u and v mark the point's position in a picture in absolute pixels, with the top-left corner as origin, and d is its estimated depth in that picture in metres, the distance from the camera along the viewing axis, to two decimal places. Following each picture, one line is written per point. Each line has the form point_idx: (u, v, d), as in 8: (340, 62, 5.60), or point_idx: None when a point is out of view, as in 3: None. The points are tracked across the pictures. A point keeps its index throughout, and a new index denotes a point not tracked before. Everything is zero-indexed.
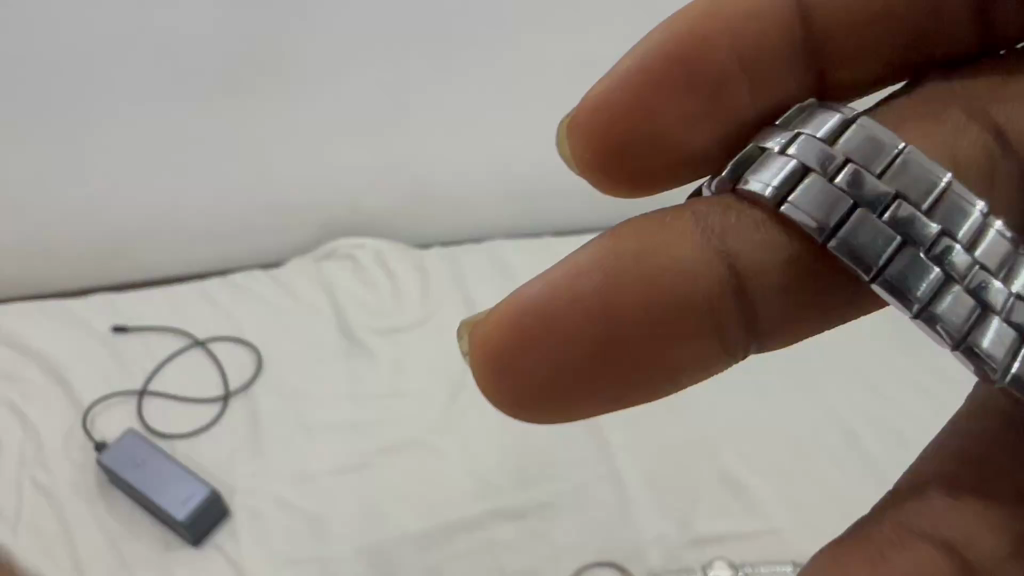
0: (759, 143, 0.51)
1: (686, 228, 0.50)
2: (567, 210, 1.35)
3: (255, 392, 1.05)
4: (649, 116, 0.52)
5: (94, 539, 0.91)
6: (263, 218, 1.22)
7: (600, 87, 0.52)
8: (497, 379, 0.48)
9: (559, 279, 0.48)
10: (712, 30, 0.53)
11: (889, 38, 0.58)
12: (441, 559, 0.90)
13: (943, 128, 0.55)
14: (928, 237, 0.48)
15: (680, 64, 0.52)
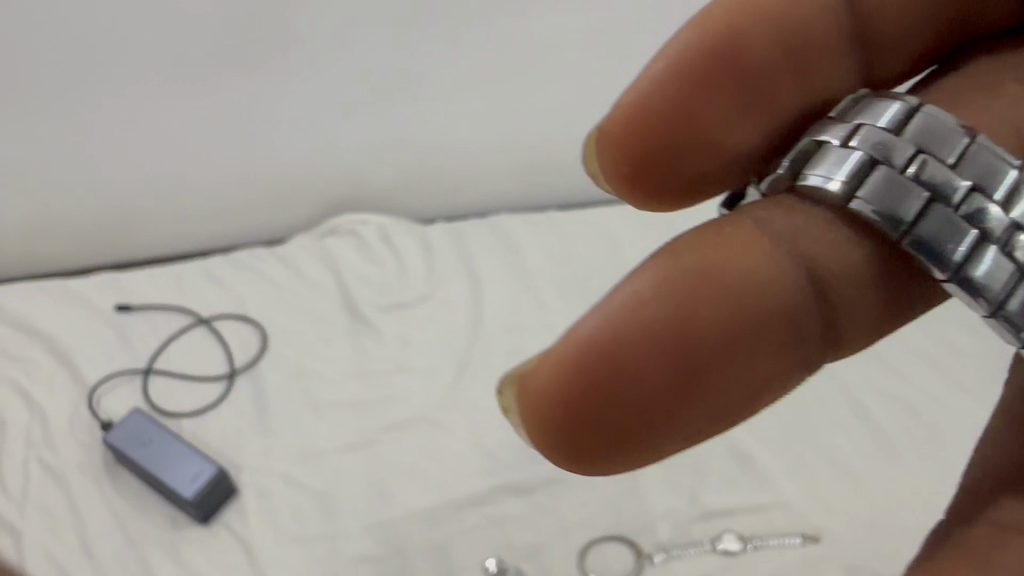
0: (815, 138, 0.49)
1: (744, 242, 0.46)
2: (570, 182, 1.34)
3: (261, 369, 1.05)
4: (689, 117, 0.49)
5: (102, 518, 0.91)
6: (265, 194, 1.22)
7: (634, 89, 0.49)
8: (569, 430, 0.41)
9: (621, 307, 0.43)
10: (753, 27, 0.50)
11: (921, 29, 0.56)
12: (451, 535, 0.90)
13: (996, 111, 0.53)
14: (1001, 230, 0.46)
15: (717, 61, 0.49)
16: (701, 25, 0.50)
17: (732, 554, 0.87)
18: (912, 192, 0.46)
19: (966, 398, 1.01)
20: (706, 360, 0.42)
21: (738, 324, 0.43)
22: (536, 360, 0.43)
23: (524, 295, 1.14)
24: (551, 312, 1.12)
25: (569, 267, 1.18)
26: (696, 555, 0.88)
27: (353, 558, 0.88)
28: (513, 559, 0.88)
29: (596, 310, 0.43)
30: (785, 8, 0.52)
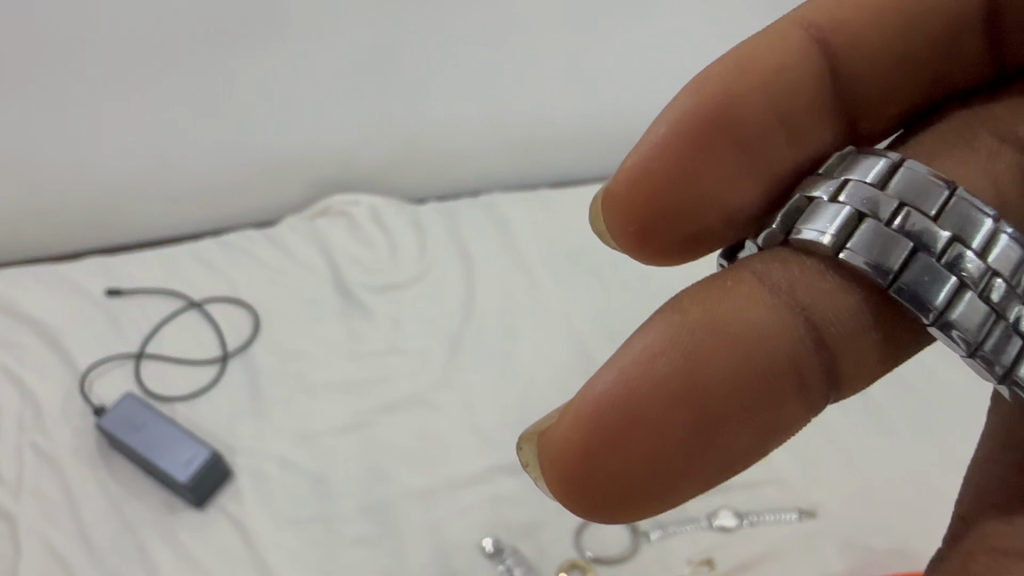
0: (805, 194, 0.50)
1: (750, 292, 0.47)
2: (561, 159, 1.34)
3: (254, 352, 1.04)
4: (690, 182, 0.51)
5: (97, 503, 0.91)
6: (255, 176, 1.21)
7: (635, 158, 0.52)
8: (587, 484, 0.44)
9: (630, 368, 0.45)
10: (746, 93, 0.52)
11: (908, 80, 0.57)
12: (447, 515, 0.90)
13: (976, 158, 0.54)
14: (980, 277, 0.46)
15: (714, 126, 0.51)
16: (697, 93, 0.52)
17: (727, 529, 0.88)
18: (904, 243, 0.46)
19: (959, 371, 1.02)
20: (713, 413, 0.44)
21: (742, 378, 0.45)
22: (558, 417, 0.46)
23: (517, 275, 1.14)
24: (545, 291, 1.12)
25: (562, 245, 1.17)
26: (692, 530, 0.88)
27: (350, 539, 0.88)
28: (510, 536, 0.88)
29: (612, 366, 0.46)
30: (777, 71, 0.53)
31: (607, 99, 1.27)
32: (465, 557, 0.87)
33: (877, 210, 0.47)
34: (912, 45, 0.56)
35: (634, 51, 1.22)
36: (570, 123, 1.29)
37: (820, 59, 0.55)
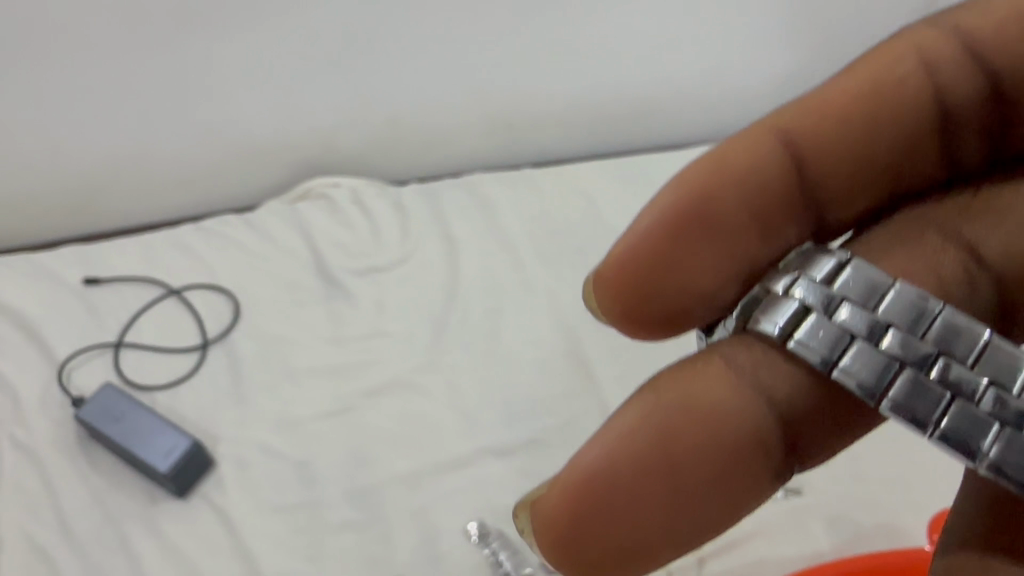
0: (763, 285, 0.50)
1: (720, 370, 0.48)
2: (545, 138, 1.32)
3: (235, 339, 1.03)
4: (673, 277, 0.49)
5: (78, 495, 0.90)
6: (234, 160, 1.19)
7: (617, 250, 0.50)
8: (573, 555, 0.43)
9: (614, 441, 0.45)
10: (723, 184, 0.51)
11: (871, 179, 0.55)
12: (432, 499, 0.89)
13: (923, 256, 0.53)
14: (927, 360, 0.47)
15: (696, 222, 0.50)
16: (678, 187, 0.51)
17: None
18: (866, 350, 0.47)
19: None
20: (694, 487, 0.44)
21: (714, 456, 0.45)
22: (543, 489, 0.45)
23: (501, 255, 1.12)
24: (528, 272, 1.11)
25: (545, 225, 1.16)
26: None
27: (335, 525, 0.87)
28: (496, 519, 0.88)
29: (596, 441, 0.45)
30: (754, 164, 0.52)
31: (590, 76, 1.25)
32: (451, 540, 0.86)
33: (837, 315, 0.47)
34: (878, 147, 0.54)
35: (617, 27, 1.20)
36: (552, 102, 1.27)
37: (794, 156, 0.53)
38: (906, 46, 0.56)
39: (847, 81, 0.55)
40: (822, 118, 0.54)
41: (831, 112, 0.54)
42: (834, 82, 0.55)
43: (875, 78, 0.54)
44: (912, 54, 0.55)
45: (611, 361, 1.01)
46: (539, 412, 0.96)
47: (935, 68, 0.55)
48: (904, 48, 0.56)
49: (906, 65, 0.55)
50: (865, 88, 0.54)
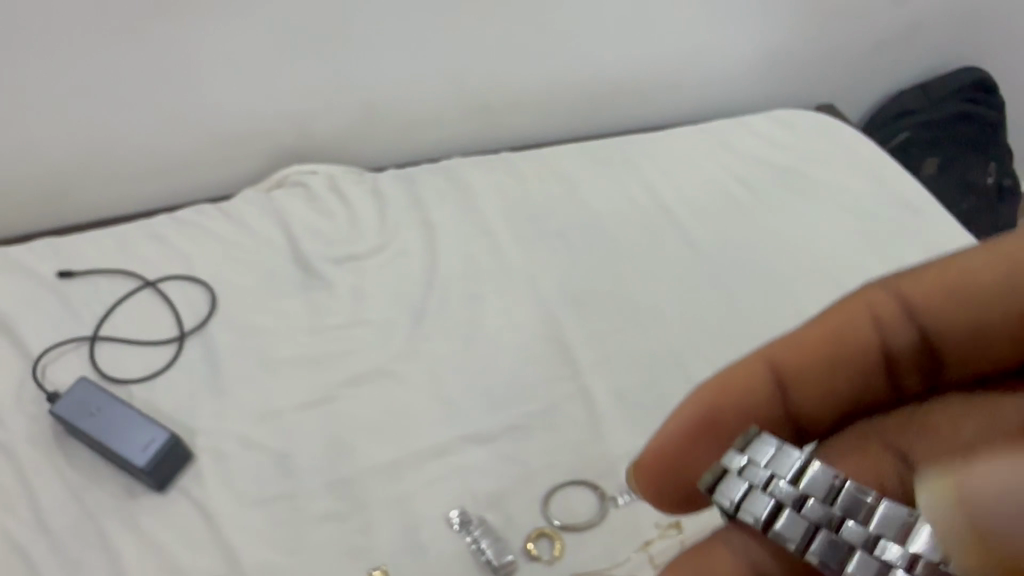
0: (723, 462, 0.55)
1: (722, 552, 0.54)
2: (524, 123, 1.32)
3: (212, 330, 1.02)
4: (691, 470, 0.58)
5: (55, 491, 0.88)
6: (209, 149, 1.17)
7: (652, 443, 0.59)
8: None
9: None
10: (729, 399, 0.59)
11: (834, 401, 0.61)
12: (413, 488, 0.88)
13: (865, 461, 0.58)
14: (871, 545, 0.48)
15: (705, 431, 0.58)
16: (697, 399, 0.60)
17: None
18: (815, 537, 0.49)
19: None
20: None
21: None
22: None
23: (481, 241, 1.12)
24: (508, 257, 1.10)
25: (525, 210, 1.15)
26: None
27: (315, 516, 0.87)
28: (478, 507, 0.87)
29: None
30: (748, 383, 0.60)
31: (567, 59, 1.24)
32: (433, 529, 0.85)
33: (758, 498, 0.51)
34: (838, 376, 0.61)
35: (595, 7, 1.19)
36: (530, 85, 1.26)
37: (775, 380, 0.61)
38: (864, 295, 0.63)
39: (818, 322, 0.63)
40: (794, 349, 0.62)
41: (801, 346, 0.62)
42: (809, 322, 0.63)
43: (836, 322, 0.62)
44: (871, 301, 0.62)
45: (591, 345, 1.00)
46: (520, 397, 0.95)
47: (890, 315, 0.62)
48: (863, 296, 0.63)
49: (865, 314, 0.62)
50: (830, 328, 0.62)
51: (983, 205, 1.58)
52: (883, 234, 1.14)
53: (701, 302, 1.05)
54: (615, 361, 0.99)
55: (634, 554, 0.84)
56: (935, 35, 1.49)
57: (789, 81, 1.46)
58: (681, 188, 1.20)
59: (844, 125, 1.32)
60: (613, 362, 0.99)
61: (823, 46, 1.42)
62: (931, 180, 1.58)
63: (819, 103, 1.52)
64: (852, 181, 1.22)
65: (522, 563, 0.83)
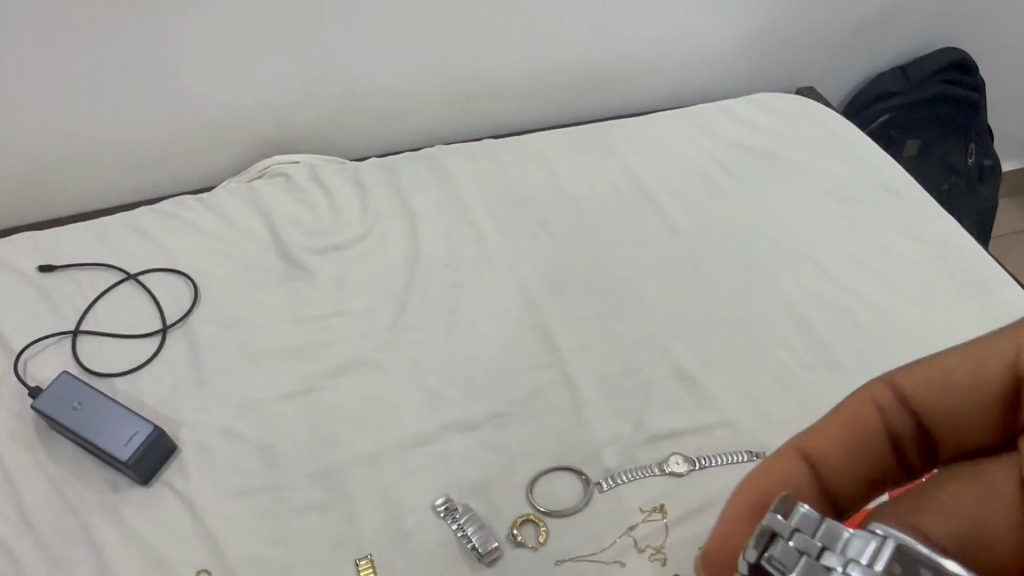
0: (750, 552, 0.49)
1: None
2: (505, 110, 1.32)
3: (194, 322, 1.02)
4: None
5: (38, 486, 0.88)
6: (188, 141, 1.17)
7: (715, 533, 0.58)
8: None
9: None
10: (772, 488, 0.57)
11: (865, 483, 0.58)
12: (397, 477, 0.89)
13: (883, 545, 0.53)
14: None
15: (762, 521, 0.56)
16: (747, 489, 0.58)
17: (679, 476, 0.88)
18: None
19: (904, 303, 1.02)
20: None
21: None
22: None
23: (462, 230, 1.12)
24: (490, 244, 1.10)
25: (507, 198, 1.16)
26: (643, 478, 0.87)
27: (300, 507, 0.87)
28: (462, 496, 0.87)
29: None
30: (786, 471, 0.57)
31: (546, 45, 1.24)
32: (418, 518, 0.86)
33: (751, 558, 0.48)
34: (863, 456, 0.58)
35: None
36: (510, 72, 1.26)
37: (808, 466, 0.58)
38: (866, 392, 0.60)
39: (828, 422, 0.60)
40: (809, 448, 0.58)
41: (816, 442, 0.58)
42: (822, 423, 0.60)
43: (843, 422, 0.59)
44: (870, 397, 0.59)
45: (573, 331, 1.00)
46: (503, 385, 0.95)
47: (893, 411, 0.58)
48: (863, 394, 0.60)
49: (866, 409, 0.59)
50: (841, 429, 0.59)
51: (963, 184, 1.61)
52: (863, 215, 1.14)
53: (682, 286, 1.06)
54: (597, 347, 0.99)
55: (618, 536, 0.84)
56: (914, 17, 1.50)
57: (769, 65, 1.46)
58: (663, 174, 1.20)
59: (823, 108, 1.32)
60: (596, 348, 0.99)
61: (802, 29, 1.42)
62: (912, 160, 1.60)
63: (799, 87, 1.52)
64: (832, 164, 1.22)
65: (506, 550, 0.83)
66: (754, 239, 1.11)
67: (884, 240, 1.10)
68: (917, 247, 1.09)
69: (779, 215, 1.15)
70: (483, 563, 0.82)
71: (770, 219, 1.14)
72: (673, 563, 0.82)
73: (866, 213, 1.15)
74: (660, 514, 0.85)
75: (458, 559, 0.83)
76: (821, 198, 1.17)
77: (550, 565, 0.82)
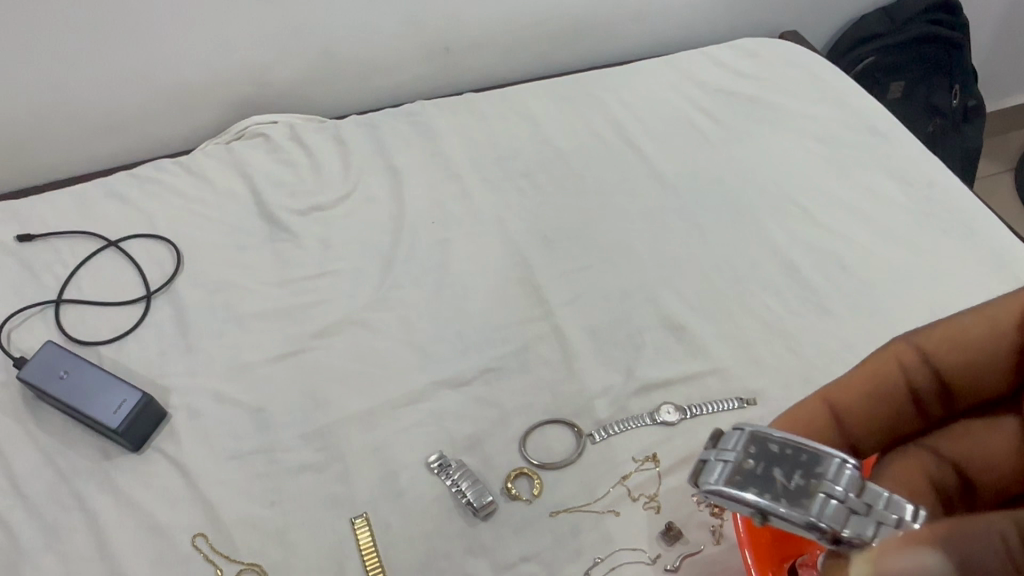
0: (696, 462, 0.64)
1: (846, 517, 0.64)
2: (486, 62, 1.30)
3: (178, 287, 1.01)
4: None
5: (29, 456, 0.88)
6: (164, 103, 1.14)
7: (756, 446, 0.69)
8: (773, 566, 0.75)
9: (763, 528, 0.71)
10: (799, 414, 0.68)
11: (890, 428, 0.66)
12: (390, 435, 0.88)
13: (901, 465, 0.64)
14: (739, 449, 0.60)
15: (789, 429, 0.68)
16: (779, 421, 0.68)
17: (670, 425, 0.88)
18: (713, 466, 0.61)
19: (891, 247, 1.02)
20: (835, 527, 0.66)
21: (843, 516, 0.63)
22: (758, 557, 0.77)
23: (447, 186, 1.10)
24: (476, 199, 1.09)
25: (491, 152, 1.14)
26: (635, 428, 0.88)
27: (294, 468, 0.87)
28: (455, 452, 0.87)
29: None
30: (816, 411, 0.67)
31: None
32: (412, 475, 0.86)
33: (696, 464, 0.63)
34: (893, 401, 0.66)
35: None
36: (490, 23, 1.24)
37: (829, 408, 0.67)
38: (892, 350, 0.67)
39: (854, 373, 0.68)
40: (838, 397, 0.67)
41: (842, 390, 0.67)
42: (849, 373, 0.68)
43: (867, 376, 0.67)
44: (893, 355, 0.67)
45: (562, 283, 1.00)
46: (493, 340, 0.95)
47: (915, 370, 0.65)
48: (888, 351, 0.67)
49: (891, 368, 0.66)
50: (863, 381, 0.67)
51: (948, 126, 1.61)
52: (848, 158, 1.13)
53: (670, 234, 1.05)
54: (586, 299, 0.99)
55: (612, 486, 0.84)
56: None
57: (753, 10, 1.44)
58: (648, 123, 1.19)
59: (806, 51, 1.31)
60: (584, 300, 0.98)
61: None
62: (897, 104, 1.60)
63: (783, 31, 1.51)
64: (817, 108, 1.21)
65: (501, 503, 0.84)
66: (742, 185, 1.11)
67: (870, 183, 1.10)
68: (903, 190, 1.09)
69: (765, 160, 1.14)
70: (478, 517, 0.83)
71: (758, 166, 1.13)
72: (666, 512, 0.82)
73: (853, 156, 1.14)
74: (652, 464, 0.85)
75: (453, 514, 0.83)
76: (807, 143, 1.16)
77: (545, 517, 0.82)
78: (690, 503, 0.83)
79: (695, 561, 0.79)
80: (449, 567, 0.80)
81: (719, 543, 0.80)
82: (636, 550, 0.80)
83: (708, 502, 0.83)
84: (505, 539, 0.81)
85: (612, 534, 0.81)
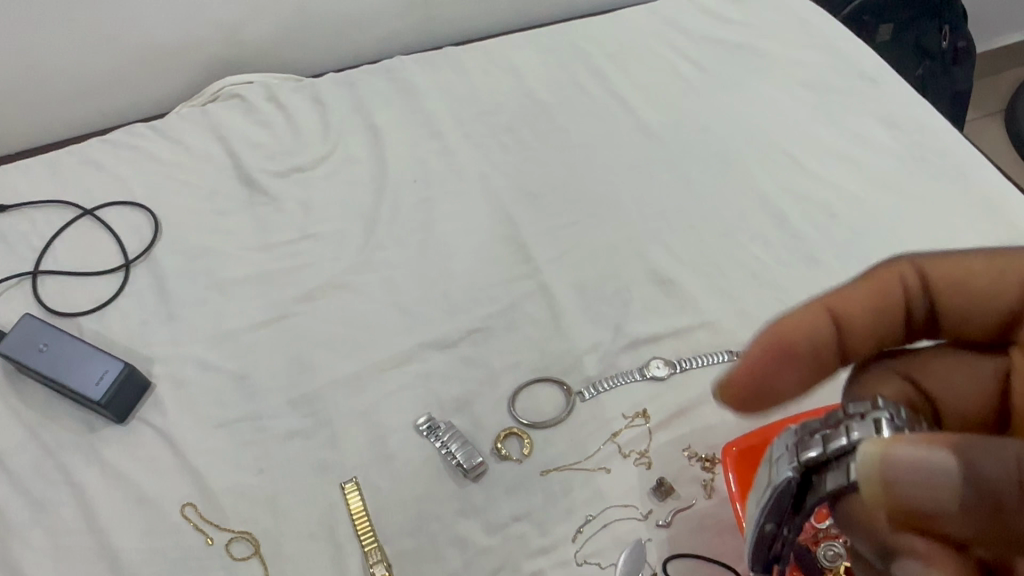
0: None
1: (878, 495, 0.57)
2: (466, 15, 1.26)
3: (158, 255, 0.99)
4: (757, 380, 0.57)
5: (12, 430, 0.87)
6: (136, 66, 1.11)
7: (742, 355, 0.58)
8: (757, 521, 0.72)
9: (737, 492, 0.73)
10: (795, 332, 0.58)
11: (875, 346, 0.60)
12: (378, 399, 0.87)
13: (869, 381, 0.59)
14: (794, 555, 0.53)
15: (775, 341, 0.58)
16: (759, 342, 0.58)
17: (660, 380, 0.87)
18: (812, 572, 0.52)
19: (880, 194, 1.00)
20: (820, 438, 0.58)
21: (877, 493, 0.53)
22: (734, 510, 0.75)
23: (428, 144, 1.08)
24: (458, 156, 1.07)
25: (473, 108, 1.12)
26: (625, 384, 0.87)
27: (281, 435, 0.86)
28: (443, 413, 0.86)
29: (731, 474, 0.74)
30: (811, 326, 0.58)
31: None
32: (401, 439, 0.85)
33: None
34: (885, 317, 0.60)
35: None
36: None
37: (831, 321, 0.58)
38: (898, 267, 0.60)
39: (858, 286, 0.60)
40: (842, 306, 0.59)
41: (847, 304, 0.59)
42: (849, 287, 0.60)
43: (871, 293, 0.59)
44: (900, 275, 0.59)
45: (548, 239, 0.98)
46: (479, 299, 0.94)
47: (914, 291, 0.59)
48: (897, 264, 0.60)
49: (894, 285, 0.59)
50: (866, 300, 0.59)
51: (938, 69, 1.57)
52: (837, 104, 1.11)
53: (656, 187, 1.03)
54: (573, 256, 0.97)
55: (602, 444, 0.83)
56: None
57: None
58: (632, 73, 1.16)
59: None
60: (571, 257, 0.97)
61: None
62: (885, 48, 1.58)
63: None
64: (804, 54, 1.18)
65: (491, 464, 0.83)
66: (729, 134, 1.09)
67: (859, 128, 1.08)
68: (892, 135, 1.07)
69: (753, 108, 1.12)
70: (469, 479, 0.82)
71: (745, 114, 1.11)
72: (657, 467, 0.82)
73: (842, 101, 1.12)
74: (642, 420, 0.84)
75: (444, 476, 0.83)
76: (795, 90, 1.14)
77: (536, 477, 0.82)
78: (681, 458, 0.82)
79: (687, 515, 0.79)
80: (441, 529, 0.80)
81: (711, 496, 0.80)
82: (628, 506, 0.80)
83: (699, 456, 0.82)
84: (496, 499, 0.81)
85: (603, 491, 0.80)
